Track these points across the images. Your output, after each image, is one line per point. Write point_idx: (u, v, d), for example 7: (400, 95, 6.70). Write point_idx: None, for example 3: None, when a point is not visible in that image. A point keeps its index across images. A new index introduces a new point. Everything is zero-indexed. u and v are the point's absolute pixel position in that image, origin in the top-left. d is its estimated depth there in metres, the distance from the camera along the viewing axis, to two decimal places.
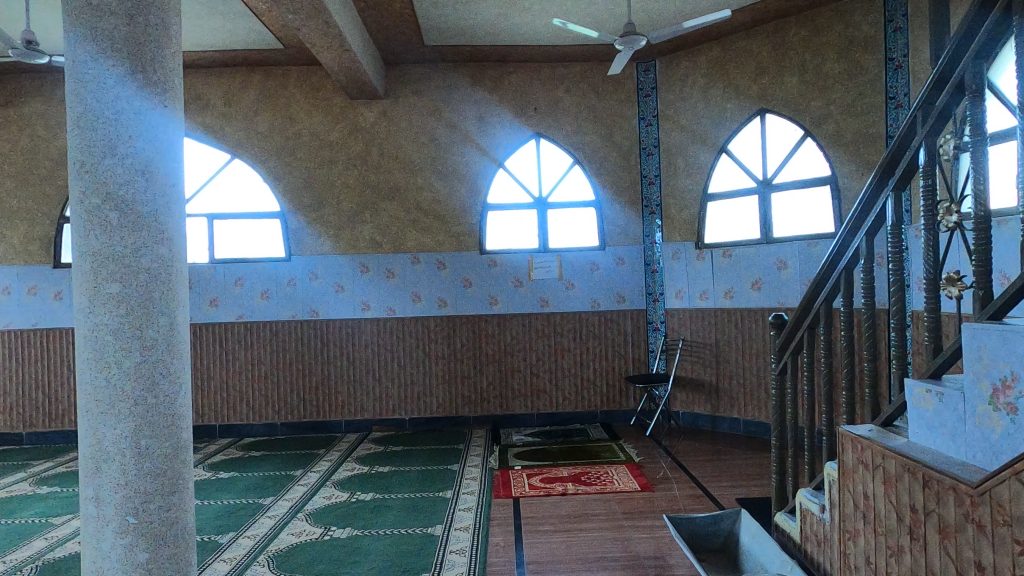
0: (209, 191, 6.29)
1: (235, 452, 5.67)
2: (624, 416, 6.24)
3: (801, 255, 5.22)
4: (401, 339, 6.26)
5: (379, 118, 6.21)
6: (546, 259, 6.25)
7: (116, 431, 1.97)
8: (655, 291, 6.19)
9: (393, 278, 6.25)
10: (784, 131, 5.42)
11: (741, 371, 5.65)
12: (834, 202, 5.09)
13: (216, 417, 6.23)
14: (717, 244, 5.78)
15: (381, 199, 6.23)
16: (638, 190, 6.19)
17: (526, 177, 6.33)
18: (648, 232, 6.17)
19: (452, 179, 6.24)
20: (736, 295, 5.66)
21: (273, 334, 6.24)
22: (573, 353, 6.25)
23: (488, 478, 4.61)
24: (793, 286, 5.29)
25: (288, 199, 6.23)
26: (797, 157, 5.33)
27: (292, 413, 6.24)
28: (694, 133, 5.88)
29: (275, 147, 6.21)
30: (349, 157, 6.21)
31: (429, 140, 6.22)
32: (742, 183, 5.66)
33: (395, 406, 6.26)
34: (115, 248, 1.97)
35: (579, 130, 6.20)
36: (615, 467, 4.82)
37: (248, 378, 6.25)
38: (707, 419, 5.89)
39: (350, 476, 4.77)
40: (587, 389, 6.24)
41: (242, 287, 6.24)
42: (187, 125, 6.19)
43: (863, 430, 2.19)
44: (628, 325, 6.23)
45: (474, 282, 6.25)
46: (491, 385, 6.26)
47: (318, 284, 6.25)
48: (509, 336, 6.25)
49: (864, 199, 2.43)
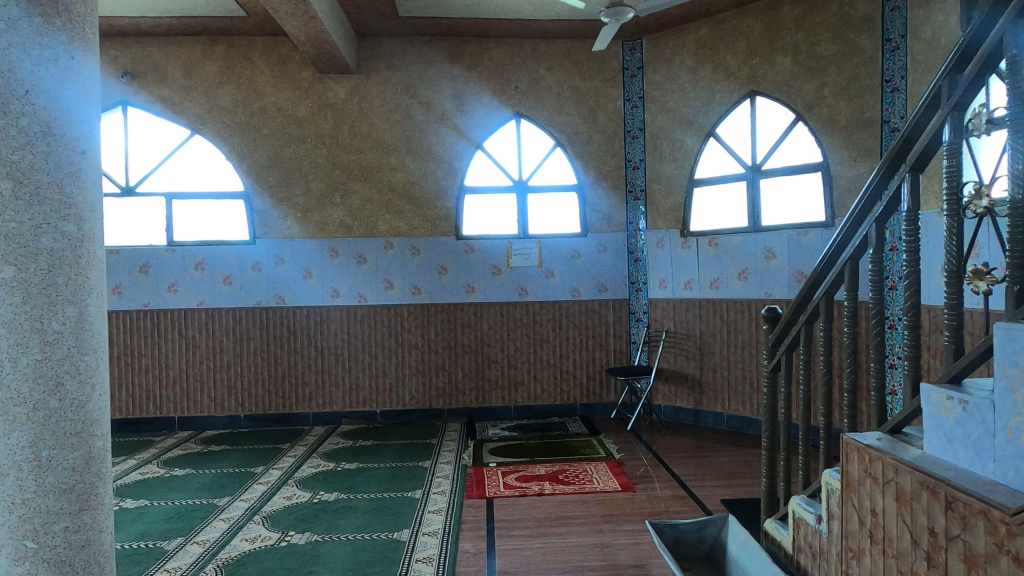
0: (168, 169, 5.90)
1: (193, 446, 5.35)
2: (605, 409, 6.02)
3: (791, 244, 5.02)
4: (373, 328, 5.96)
5: (351, 94, 5.86)
6: (525, 245, 5.98)
7: (8, 441, 1.62)
8: (638, 280, 5.96)
9: (365, 264, 5.94)
10: (774, 114, 5.19)
11: (726, 364, 5.46)
12: (825, 189, 4.89)
13: (175, 409, 5.90)
14: (703, 232, 5.56)
15: (352, 179, 5.90)
16: (622, 174, 5.94)
17: (506, 159, 6.04)
18: (632, 219, 5.92)
19: (428, 160, 5.94)
20: (722, 285, 5.46)
21: (237, 322, 5.90)
22: (553, 344, 6.01)
23: (461, 477, 4.36)
24: (781, 277, 5.09)
25: (253, 179, 5.87)
26: (788, 143, 5.11)
27: (256, 405, 5.93)
28: (680, 116, 5.63)
29: (239, 123, 5.83)
30: (318, 135, 5.87)
31: (403, 118, 5.89)
32: (730, 168, 5.43)
33: (365, 398, 5.97)
34: (10, 225, 1.62)
35: (562, 111, 5.92)
36: (594, 465, 4.59)
37: (210, 368, 5.91)
38: (690, 413, 5.71)
39: (314, 474, 4.49)
40: (567, 381, 6.01)
41: (203, 272, 5.88)
42: (144, 98, 5.78)
43: (871, 439, 1.96)
44: (610, 316, 6.00)
45: (450, 269, 5.97)
46: (467, 377, 5.99)
47: (285, 269, 5.92)
48: (486, 326, 5.98)
49: (874, 182, 2.20)
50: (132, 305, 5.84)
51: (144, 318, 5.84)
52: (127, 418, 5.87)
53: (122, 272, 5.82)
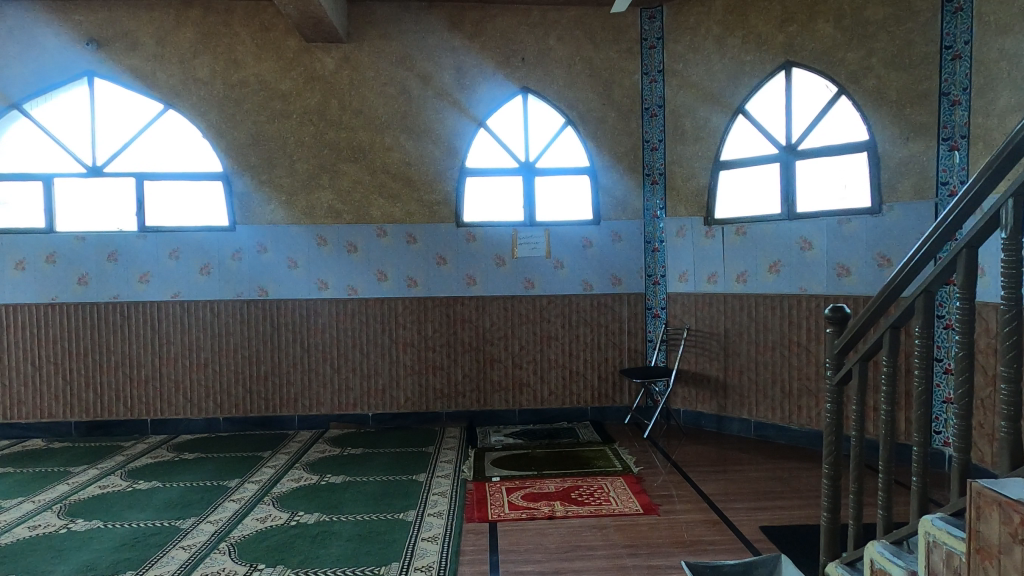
0: (139, 148, 5.36)
1: (164, 454, 4.83)
2: (618, 414, 5.50)
3: (831, 234, 4.50)
4: (364, 324, 5.43)
5: (340, 65, 5.30)
6: (532, 233, 5.44)
7: None
8: (655, 272, 5.42)
9: (356, 253, 5.41)
10: (813, 88, 4.63)
11: (753, 365, 4.94)
12: (872, 171, 4.36)
13: (147, 411, 5.38)
14: (729, 220, 5.02)
15: (342, 160, 5.36)
16: (638, 157, 5.39)
17: (511, 139, 5.49)
18: (650, 205, 5.38)
19: (426, 139, 5.39)
20: (750, 279, 4.93)
21: (215, 316, 5.37)
22: (561, 342, 5.48)
23: (460, 495, 3.85)
24: (819, 270, 4.58)
25: (232, 159, 5.33)
26: (827, 120, 4.56)
27: (237, 406, 5.41)
28: (705, 92, 5.07)
29: (217, 97, 5.28)
30: (305, 111, 5.32)
31: (398, 92, 5.34)
32: (761, 148, 4.88)
33: (356, 400, 5.46)
34: None
35: (573, 85, 5.37)
36: (611, 480, 4.08)
37: (185, 366, 5.39)
38: (712, 419, 5.18)
39: (294, 490, 3.97)
40: (576, 382, 5.49)
41: (177, 260, 5.36)
42: (113, 68, 5.23)
43: (1018, 491, 1.43)
44: (624, 312, 5.47)
45: (449, 259, 5.44)
46: (467, 378, 5.47)
47: (268, 259, 5.39)
48: (488, 322, 5.46)
49: None
50: (100, 297, 5.32)
51: (113, 311, 5.32)
52: (95, 420, 5.36)
53: (88, 261, 5.30)
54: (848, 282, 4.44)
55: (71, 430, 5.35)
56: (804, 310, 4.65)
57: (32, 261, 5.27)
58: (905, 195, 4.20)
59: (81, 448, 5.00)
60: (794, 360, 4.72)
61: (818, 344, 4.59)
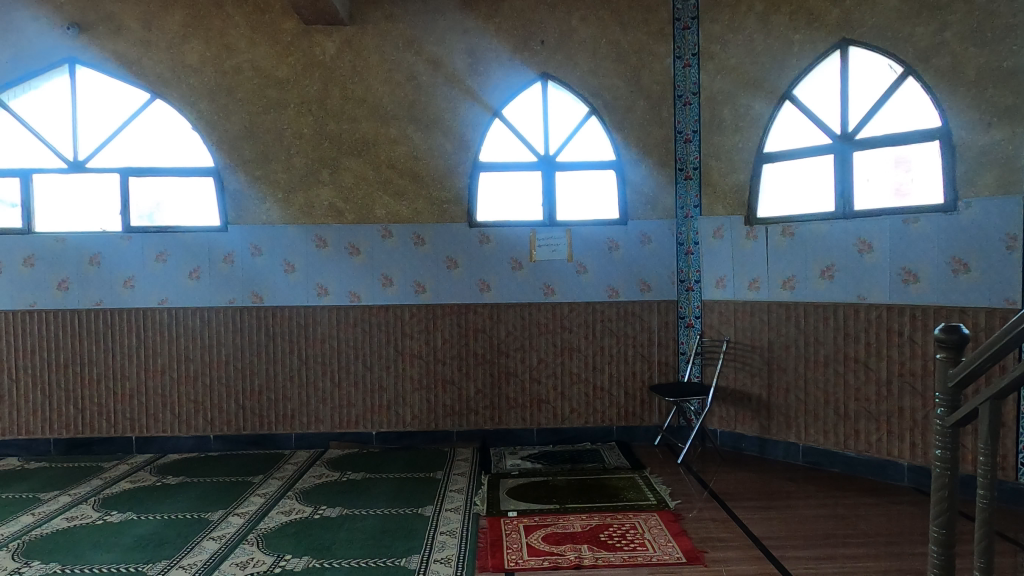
0: (124, 141, 4.93)
1: (146, 477, 4.37)
2: (646, 434, 4.97)
3: (895, 234, 3.96)
4: (367, 334, 4.95)
5: (342, 50, 4.82)
6: (553, 234, 4.93)
7: None
8: (689, 278, 4.88)
9: (358, 256, 4.93)
10: (873, 70, 4.08)
11: (802, 383, 4.39)
12: (945, 162, 3.81)
13: (132, 427, 4.94)
14: (775, 220, 4.49)
15: (343, 153, 4.89)
16: (669, 149, 4.84)
17: (530, 130, 4.98)
18: (683, 203, 4.84)
19: (435, 130, 4.90)
20: (799, 285, 4.39)
21: (205, 325, 4.92)
22: (584, 354, 4.96)
23: (472, 536, 3.34)
24: (881, 276, 4.03)
25: (224, 153, 4.88)
26: (891, 105, 4.00)
27: (229, 423, 4.95)
28: (747, 77, 4.52)
29: (208, 85, 4.82)
30: (303, 100, 4.85)
31: (404, 79, 4.85)
32: (811, 139, 4.34)
33: (358, 417, 4.98)
34: None
35: (598, 71, 4.84)
36: (645, 518, 3.54)
37: (173, 379, 4.94)
38: (754, 442, 4.62)
39: (282, 527, 3.48)
40: (601, 399, 4.97)
41: (165, 263, 4.91)
42: (96, 55, 4.79)
43: None
44: (654, 322, 4.93)
45: (461, 263, 4.94)
46: (480, 393, 4.97)
47: (263, 261, 4.93)
48: (503, 332, 4.95)
49: None
50: (82, 303, 4.89)
51: (96, 319, 4.89)
52: (76, 437, 4.92)
53: (69, 264, 4.87)
54: (914, 290, 3.90)
55: (50, 448, 4.91)
56: (863, 321, 4.11)
57: (9, 265, 4.85)
58: (987, 190, 3.65)
59: (57, 469, 4.56)
60: (851, 378, 4.17)
61: (879, 361, 4.05)
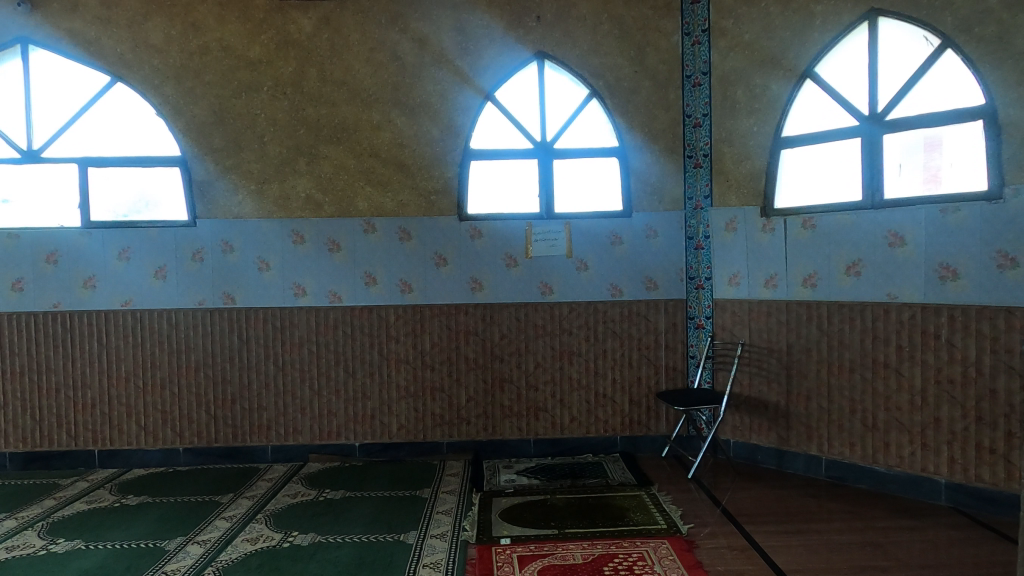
0: (84, 129, 4.52)
1: (105, 497, 3.98)
2: (653, 445, 4.58)
3: (931, 225, 3.56)
4: (349, 337, 4.56)
5: (319, 27, 4.33)
6: (550, 227, 4.52)
7: None
8: (699, 274, 4.48)
9: (339, 252, 4.54)
10: (905, 43, 3.67)
11: (825, 390, 3.99)
12: (989, 144, 3.41)
13: (95, 440, 4.55)
14: (795, 211, 4.09)
15: (322, 141, 4.48)
16: (677, 134, 4.42)
17: (525, 115, 4.57)
18: (692, 193, 4.44)
19: (422, 115, 4.47)
20: (821, 283, 3.99)
21: (173, 328, 4.53)
22: (585, 358, 4.56)
23: (458, 570, 2.94)
24: (914, 272, 3.63)
25: (192, 141, 4.47)
26: (927, 81, 3.59)
27: (199, 435, 4.57)
28: (762, 53, 4.11)
29: (173, 66, 4.37)
30: (276, 82, 4.39)
31: (389, 59, 4.39)
32: (835, 121, 3.94)
33: (340, 427, 4.58)
34: None
35: (600, 49, 4.39)
36: (655, 546, 3.14)
37: (138, 388, 4.55)
38: (771, 455, 4.23)
39: (245, 559, 3.08)
40: (603, 406, 4.57)
41: (128, 261, 4.51)
42: (50, 34, 4.35)
43: None
44: (661, 322, 4.53)
45: (450, 260, 4.54)
46: (473, 401, 4.57)
47: (234, 259, 4.53)
48: (497, 335, 4.56)
49: None
50: (39, 305, 4.50)
51: (54, 322, 4.50)
52: (34, 451, 4.53)
53: (25, 262, 4.47)
54: (953, 288, 3.50)
55: (5, 463, 4.52)
56: (893, 322, 3.71)
57: None
58: None
59: (9, 487, 4.17)
60: (880, 386, 3.77)
61: (913, 366, 3.65)
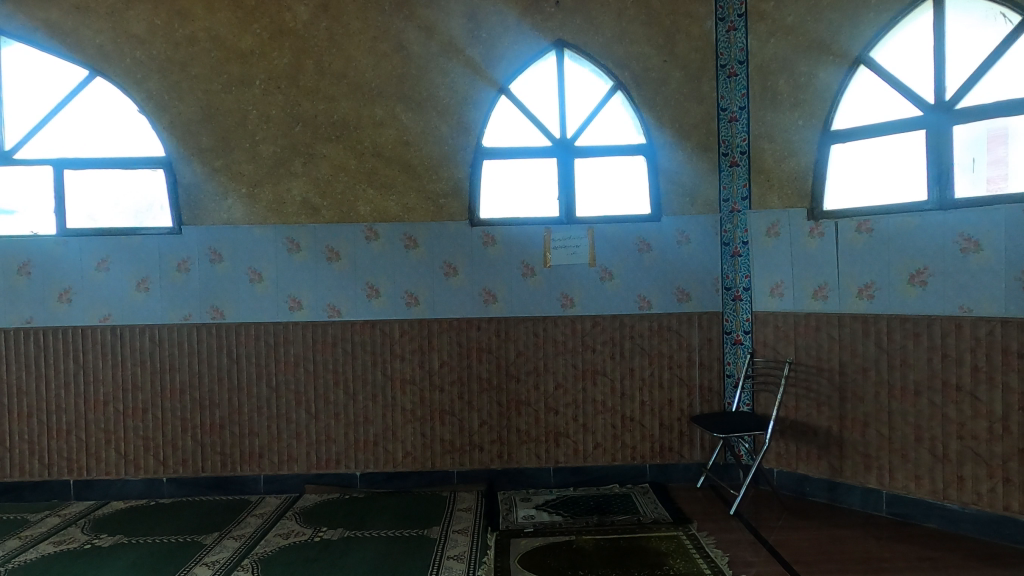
0: (61, 129, 4.15)
1: (76, 536, 3.55)
2: (686, 474, 4.12)
3: (1012, 226, 3.10)
4: (350, 355, 4.14)
5: (316, 14, 3.90)
6: (571, 233, 4.10)
7: None
8: (736, 285, 4.03)
9: (338, 261, 4.12)
10: (976, 24, 3.25)
11: (884, 416, 3.53)
12: None
13: (70, 469, 4.13)
14: (847, 214, 3.66)
15: (320, 139, 4.08)
16: (711, 130, 3.98)
17: (543, 111, 4.16)
18: (729, 195, 4.00)
19: (430, 110, 4.06)
20: (880, 294, 3.53)
21: (157, 346, 4.12)
22: (610, 378, 4.12)
23: None
24: (992, 280, 3.17)
25: (177, 141, 4.08)
26: (1003, 65, 3.16)
27: (184, 463, 4.14)
28: (808, 38, 3.68)
29: (156, 59, 3.97)
30: (270, 76, 3.99)
31: (392, 49, 3.97)
32: (894, 112, 3.51)
33: (339, 455, 4.15)
34: None
35: (627, 36, 3.95)
36: None
37: (118, 412, 4.13)
38: (822, 487, 3.77)
39: None
40: (630, 431, 4.12)
41: (107, 272, 4.11)
42: (22, 24, 3.95)
43: None
44: (694, 338, 4.09)
45: (461, 269, 4.12)
46: (486, 426, 4.13)
47: (223, 269, 4.13)
48: (513, 352, 4.12)
49: None
50: (10, 320, 4.10)
51: (27, 339, 4.10)
52: (3, 481, 4.12)
53: None
54: None
55: None
56: (967, 339, 3.24)
57: None
58: None
59: None
60: (951, 411, 3.31)
61: (992, 390, 3.18)
